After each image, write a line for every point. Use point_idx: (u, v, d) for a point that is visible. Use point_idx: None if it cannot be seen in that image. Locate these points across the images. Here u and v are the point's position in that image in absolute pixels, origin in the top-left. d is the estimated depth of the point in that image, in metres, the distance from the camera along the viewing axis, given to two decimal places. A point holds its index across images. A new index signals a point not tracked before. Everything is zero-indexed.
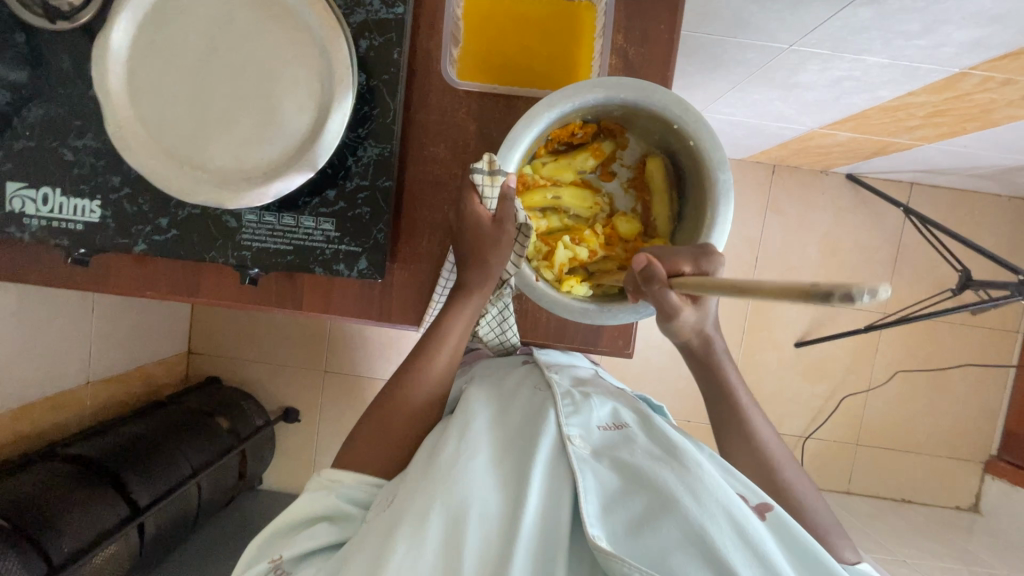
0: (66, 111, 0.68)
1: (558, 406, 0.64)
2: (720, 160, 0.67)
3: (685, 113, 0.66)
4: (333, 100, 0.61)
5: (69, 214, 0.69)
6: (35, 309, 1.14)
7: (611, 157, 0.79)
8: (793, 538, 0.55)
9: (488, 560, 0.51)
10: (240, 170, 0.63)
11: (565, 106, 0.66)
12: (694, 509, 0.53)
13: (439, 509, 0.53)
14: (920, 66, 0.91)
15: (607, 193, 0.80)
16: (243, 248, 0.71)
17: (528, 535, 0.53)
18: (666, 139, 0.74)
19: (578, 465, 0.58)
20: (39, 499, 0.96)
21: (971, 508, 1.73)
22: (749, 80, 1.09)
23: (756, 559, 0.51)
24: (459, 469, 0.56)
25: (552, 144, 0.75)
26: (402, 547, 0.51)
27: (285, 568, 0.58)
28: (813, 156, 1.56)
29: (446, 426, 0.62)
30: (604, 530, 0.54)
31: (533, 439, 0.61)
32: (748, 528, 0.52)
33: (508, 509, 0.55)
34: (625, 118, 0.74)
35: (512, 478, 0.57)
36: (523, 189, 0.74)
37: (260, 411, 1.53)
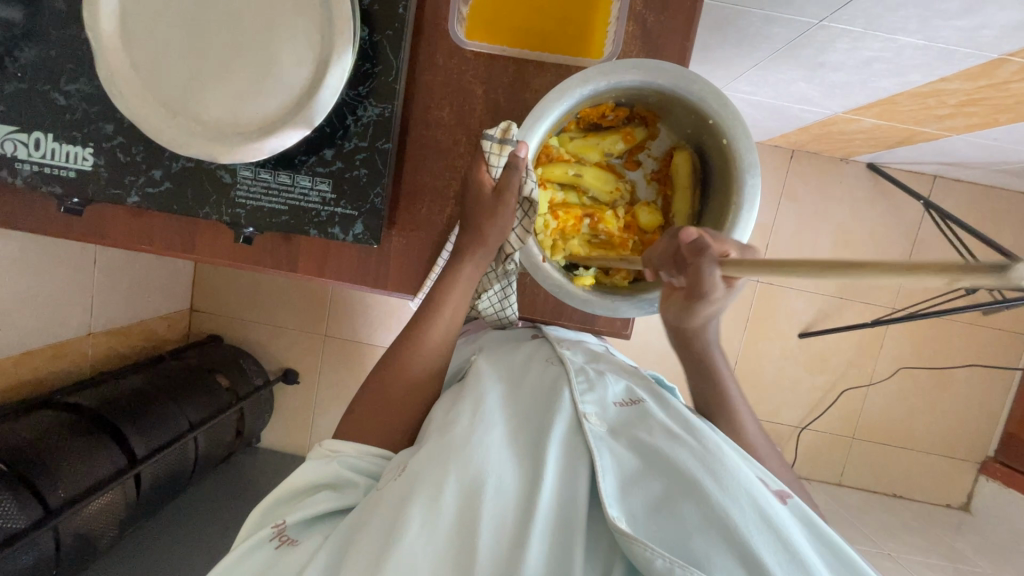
0: (59, 54, 0.65)
1: (572, 385, 0.64)
2: (751, 164, 0.64)
3: (722, 108, 0.63)
4: (332, 54, 0.59)
5: (61, 161, 0.67)
6: (35, 258, 1.13)
7: (640, 145, 0.77)
8: (812, 522, 0.55)
9: (506, 534, 0.50)
10: (235, 123, 0.61)
11: (601, 83, 0.63)
12: (716, 491, 0.52)
13: (456, 479, 0.52)
14: (956, 50, 0.86)
15: (629, 181, 0.78)
16: (237, 206, 0.69)
17: (546, 510, 0.52)
18: (698, 136, 0.71)
19: (595, 444, 0.57)
20: (38, 444, 0.98)
21: (961, 506, 1.74)
22: (773, 58, 1.04)
23: (782, 544, 0.50)
24: (474, 440, 0.56)
25: (581, 122, 0.73)
26: (418, 517, 0.50)
27: (290, 533, 0.56)
28: (833, 142, 1.51)
29: (460, 397, 0.63)
30: (622, 509, 0.53)
31: (548, 415, 0.60)
32: (770, 511, 0.52)
33: (524, 484, 0.54)
34: (660, 106, 0.71)
35: (528, 453, 0.57)
36: (545, 160, 0.72)
37: (259, 371, 1.55)
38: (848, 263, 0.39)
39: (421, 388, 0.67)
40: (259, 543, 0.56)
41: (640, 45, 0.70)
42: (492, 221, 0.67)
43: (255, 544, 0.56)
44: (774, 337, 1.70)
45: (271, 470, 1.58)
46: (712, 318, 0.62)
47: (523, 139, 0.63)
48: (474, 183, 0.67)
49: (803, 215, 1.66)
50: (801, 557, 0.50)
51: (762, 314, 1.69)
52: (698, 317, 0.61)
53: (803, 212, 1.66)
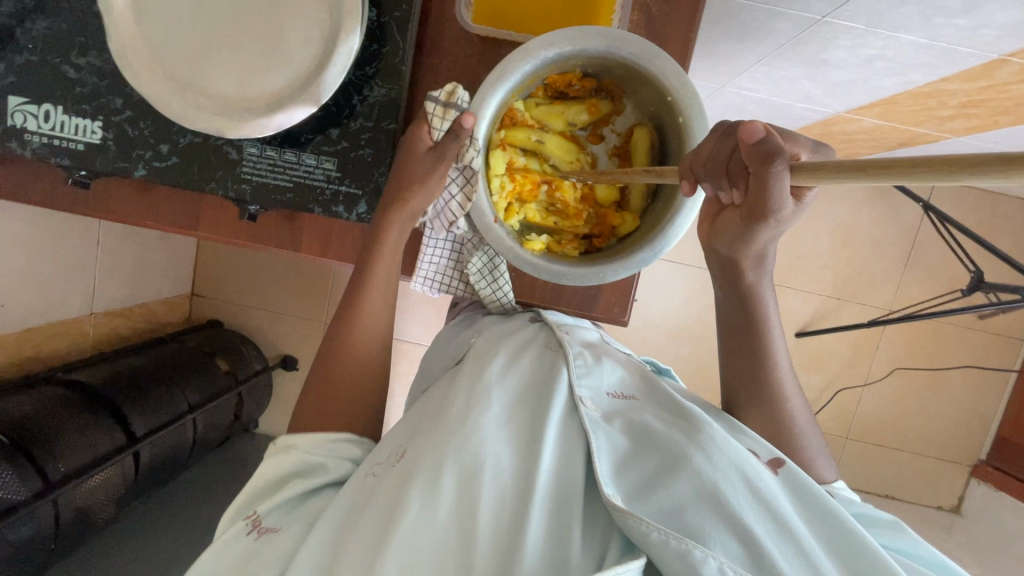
0: (69, 27, 0.66)
1: (569, 366, 0.65)
2: (703, 143, 0.64)
3: (681, 85, 0.63)
4: (340, 32, 0.59)
5: (69, 133, 0.68)
6: (39, 235, 1.14)
7: (604, 119, 0.74)
8: (808, 493, 0.55)
9: (505, 513, 0.51)
10: (243, 99, 0.62)
11: (565, 48, 0.63)
12: (705, 464, 0.53)
13: (453, 467, 0.52)
14: (957, 49, 0.87)
15: (590, 154, 0.75)
16: (243, 181, 0.70)
17: (544, 488, 0.53)
18: (661, 114, 0.69)
19: (590, 426, 0.58)
20: (38, 420, 0.99)
21: (952, 508, 1.75)
22: (777, 55, 1.05)
23: (771, 516, 0.51)
24: (471, 421, 0.56)
25: (548, 90, 0.72)
26: (416, 502, 0.50)
27: (264, 521, 0.58)
28: (835, 143, 1.52)
29: (460, 382, 0.64)
30: (617, 488, 0.54)
31: (545, 398, 0.61)
32: (760, 486, 0.53)
33: (521, 463, 0.54)
34: (627, 80, 0.69)
35: (524, 432, 0.58)
36: (509, 123, 0.70)
37: (259, 356, 1.56)
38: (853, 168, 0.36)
39: (374, 362, 0.69)
40: (236, 535, 0.57)
41: (644, 34, 0.71)
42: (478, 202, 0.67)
43: (232, 537, 0.57)
44: None
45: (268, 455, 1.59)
46: (766, 247, 0.60)
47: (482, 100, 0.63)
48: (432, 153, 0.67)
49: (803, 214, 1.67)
50: (791, 530, 0.51)
51: None
52: (756, 240, 0.58)
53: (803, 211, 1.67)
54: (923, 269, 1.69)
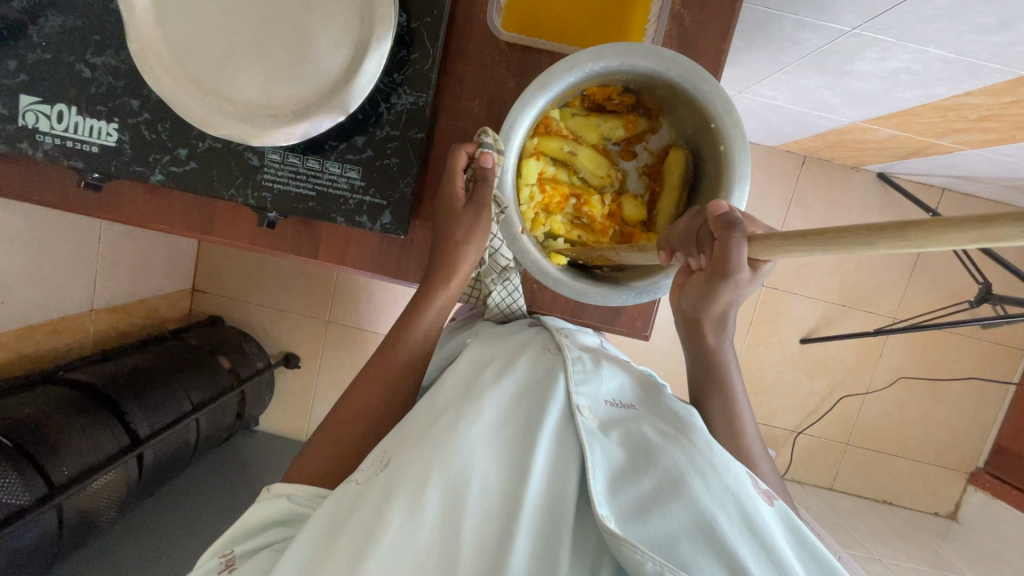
0: (85, 25, 0.64)
1: (568, 372, 0.62)
2: (740, 176, 0.62)
3: (727, 115, 0.61)
4: (371, 39, 0.58)
5: (83, 135, 0.66)
6: (41, 231, 1.11)
7: (638, 136, 0.74)
8: (796, 529, 0.54)
9: (491, 534, 0.49)
10: (267, 105, 0.60)
11: (613, 63, 0.60)
12: (702, 491, 0.51)
13: (439, 478, 0.50)
14: (985, 64, 0.86)
15: (621, 170, 0.74)
16: (263, 189, 0.68)
17: (533, 508, 0.51)
18: (697, 138, 0.68)
19: (587, 438, 0.56)
20: (41, 421, 0.96)
21: (948, 515, 1.77)
22: (799, 63, 1.04)
23: (765, 551, 0.49)
24: (463, 433, 0.53)
25: (585, 102, 0.70)
26: (399, 517, 0.48)
27: (236, 564, 0.54)
28: (847, 151, 1.51)
29: (452, 385, 0.60)
30: (610, 508, 0.51)
31: (542, 407, 0.58)
32: (756, 515, 0.51)
33: (512, 482, 0.52)
34: (667, 102, 0.68)
35: (518, 446, 0.54)
36: (543, 131, 0.68)
37: (261, 354, 1.53)
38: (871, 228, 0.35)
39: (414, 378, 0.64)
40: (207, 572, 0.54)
41: (676, 46, 0.69)
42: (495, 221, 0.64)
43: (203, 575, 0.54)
44: (776, 341, 1.71)
45: (268, 454, 1.57)
46: (726, 310, 0.61)
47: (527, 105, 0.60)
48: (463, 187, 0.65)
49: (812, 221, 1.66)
50: (784, 565, 0.49)
51: (765, 318, 1.70)
52: (717, 303, 0.59)
53: (813, 218, 1.66)
54: (929, 278, 1.69)
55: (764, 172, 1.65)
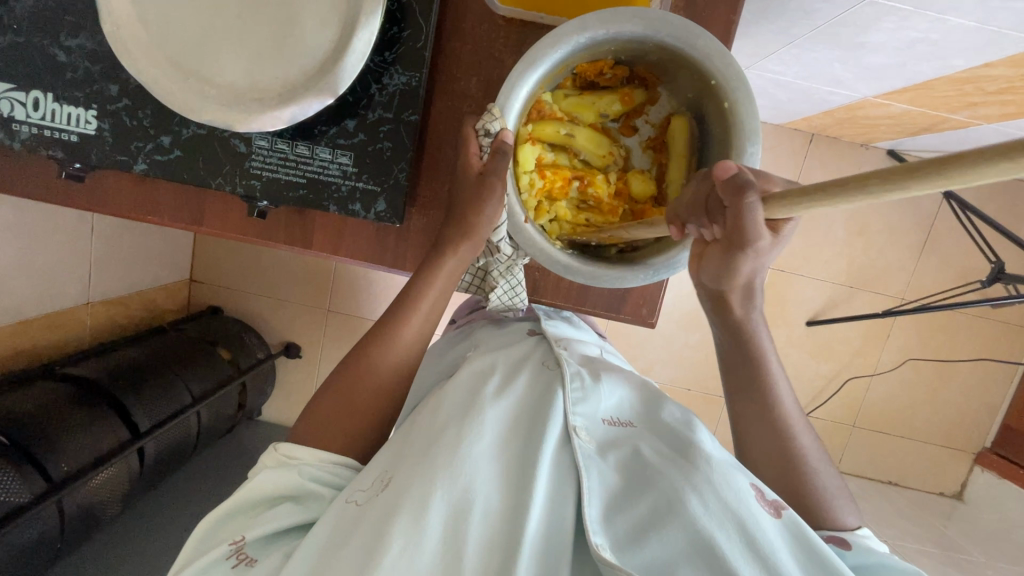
0: (58, 5, 0.60)
1: (565, 391, 0.60)
2: (751, 133, 0.59)
3: (727, 68, 0.57)
4: (359, 16, 0.54)
5: (62, 123, 0.63)
6: (30, 224, 1.09)
7: (638, 109, 0.69)
8: (814, 552, 0.48)
9: (489, 564, 0.45)
10: (252, 88, 0.56)
11: (599, 32, 0.57)
12: (703, 515, 0.48)
13: (438, 503, 0.47)
14: (1007, 34, 0.82)
15: (624, 147, 0.71)
16: (251, 177, 0.65)
17: (531, 537, 0.47)
18: (700, 101, 0.64)
19: (584, 462, 0.53)
20: (38, 418, 0.95)
21: (954, 495, 1.76)
22: (810, 36, 0.99)
23: (771, 575, 0.46)
24: (459, 458, 0.50)
25: (577, 81, 0.67)
26: (399, 543, 0.44)
27: (249, 552, 0.52)
28: (857, 127, 1.46)
29: (447, 403, 0.57)
30: (606, 536, 0.49)
31: (539, 427, 0.55)
32: (761, 537, 0.47)
33: (507, 506, 0.49)
34: (663, 67, 0.64)
35: (514, 472, 0.52)
36: (536, 116, 0.65)
37: (262, 345, 1.52)
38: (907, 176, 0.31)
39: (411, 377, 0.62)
40: (215, 560, 0.51)
41: (684, 18, 0.65)
42: (484, 207, 0.61)
43: (212, 562, 0.51)
44: (782, 323, 1.69)
45: (271, 443, 1.57)
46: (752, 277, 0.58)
47: (512, 89, 0.57)
48: (469, 175, 0.62)
49: None
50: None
51: (771, 300, 1.67)
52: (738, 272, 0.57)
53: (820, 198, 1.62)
54: (939, 257, 1.66)
55: (771, 150, 1.61)
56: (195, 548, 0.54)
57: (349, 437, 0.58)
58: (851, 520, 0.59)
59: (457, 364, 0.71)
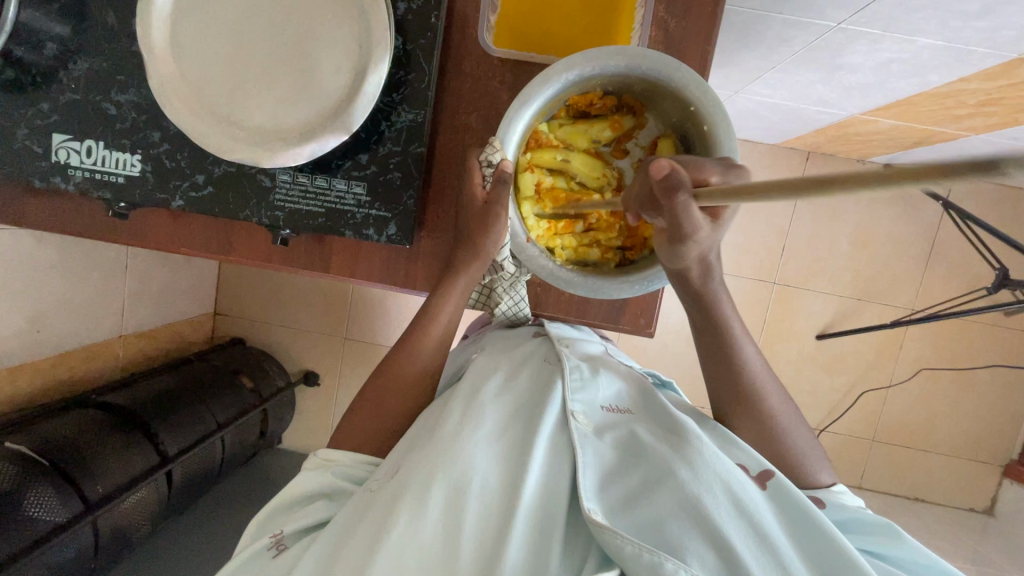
0: (111, 66, 0.69)
1: (563, 380, 0.64)
2: (730, 151, 0.64)
3: (704, 95, 0.63)
4: (370, 62, 0.62)
5: (111, 167, 0.71)
6: (73, 262, 1.18)
7: (627, 134, 0.75)
8: (794, 509, 0.54)
9: (487, 531, 0.50)
10: (277, 129, 0.64)
11: (585, 70, 0.63)
12: (691, 480, 0.52)
13: (441, 479, 0.52)
14: (975, 50, 0.87)
15: (617, 168, 0.76)
16: (276, 209, 0.72)
17: (527, 505, 0.52)
18: (684, 125, 0.69)
19: (579, 439, 0.57)
20: (76, 441, 1.01)
21: (985, 510, 1.71)
22: (791, 61, 1.05)
23: (753, 529, 0.50)
24: (462, 441, 0.55)
25: (570, 111, 0.73)
26: (404, 517, 0.50)
27: (286, 542, 0.57)
28: (851, 144, 1.51)
29: (454, 396, 0.62)
30: (600, 502, 0.53)
31: (537, 413, 0.60)
32: (745, 499, 0.52)
33: (507, 481, 0.54)
34: (647, 95, 0.70)
35: (514, 451, 0.56)
36: (534, 145, 0.71)
37: (282, 372, 1.57)
38: (813, 184, 0.34)
39: (422, 387, 0.66)
40: (258, 551, 0.56)
41: (662, 50, 0.71)
42: (489, 232, 0.67)
43: (255, 553, 0.57)
44: (791, 338, 1.70)
45: (291, 470, 1.61)
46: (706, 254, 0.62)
47: (510, 123, 0.63)
48: (473, 200, 0.67)
49: (820, 216, 1.66)
50: (773, 546, 0.50)
51: (779, 315, 1.69)
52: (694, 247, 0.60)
53: (820, 213, 1.66)
54: (945, 266, 1.66)
55: (769, 169, 1.66)
56: (242, 545, 0.60)
57: (365, 443, 0.63)
58: (828, 478, 0.65)
59: (463, 366, 0.75)
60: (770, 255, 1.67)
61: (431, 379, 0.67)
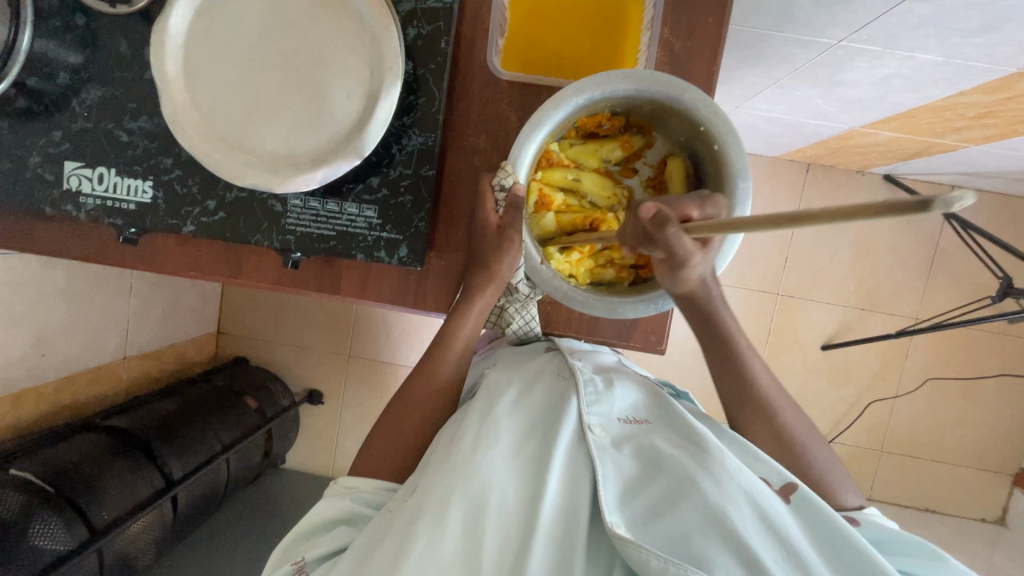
0: (123, 94, 0.70)
1: (579, 394, 0.63)
2: (742, 169, 0.64)
3: (713, 115, 0.63)
4: (382, 88, 0.62)
5: (122, 194, 0.71)
6: (78, 284, 1.17)
7: (636, 153, 0.76)
8: (818, 517, 0.53)
9: (509, 548, 0.50)
10: (289, 155, 0.64)
11: (595, 93, 0.64)
12: (714, 491, 0.52)
13: (460, 497, 0.51)
14: (974, 65, 0.88)
15: (627, 187, 0.77)
16: (288, 232, 0.72)
17: (548, 520, 0.52)
18: (692, 144, 0.70)
19: (598, 453, 0.57)
20: (81, 467, 1.00)
21: (997, 521, 1.69)
22: (792, 76, 1.07)
23: (779, 539, 0.50)
24: (480, 459, 0.54)
25: (579, 132, 0.74)
26: (422, 540, 0.49)
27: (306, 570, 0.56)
28: (850, 156, 1.52)
29: (469, 412, 0.61)
30: (622, 516, 0.53)
31: (554, 427, 0.59)
32: (769, 509, 0.51)
33: (527, 498, 0.53)
34: (655, 116, 0.71)
35: (532, 466, 0.56)
36: (545, 164, 0.72)
37: (286, 392, 1.56)
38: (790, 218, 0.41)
39: (434, 410, 0.66)
40: None
41: (668, 71, 0.72)
42: (504, 256, 0.68)
43: None
44: (796, 349, 1.70)
45: (296, 491, 1.59)
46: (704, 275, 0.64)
47: (522, 146, 0.64)
48: (486, 225, 0.68)
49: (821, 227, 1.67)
50: (801, 554, 0.49)
51: (784, 327, 1.69)
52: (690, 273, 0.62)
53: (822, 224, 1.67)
54: (948, 275, 1.67)
55: (770, 181, 1.67)
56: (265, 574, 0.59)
57: (379, 468, 0.63)
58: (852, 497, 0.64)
59: (476, 383, 0.74)
60: (774, 266, 1.67)
61: (444, 402, 0.67)
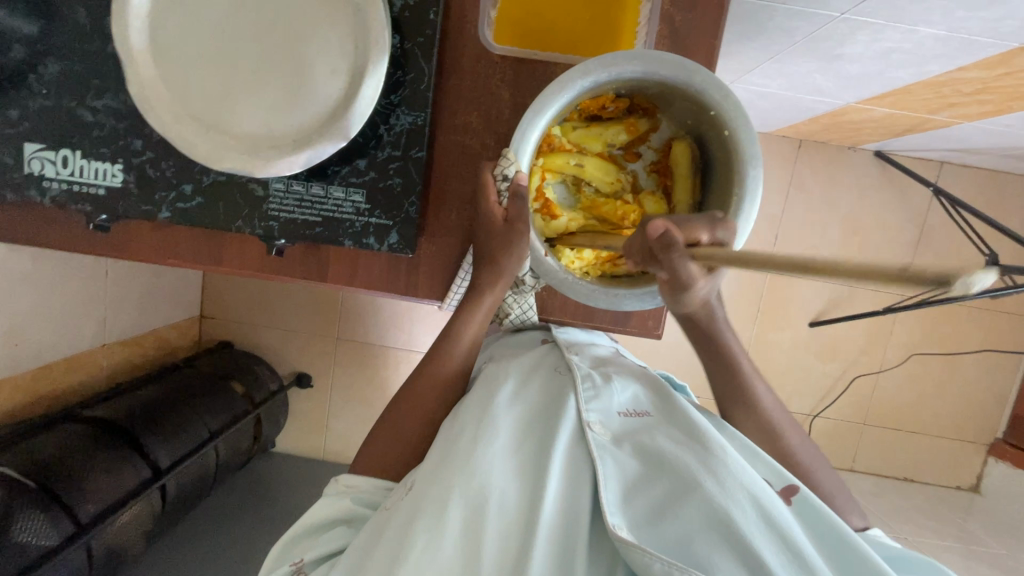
0: (84, 70, 0.65)
1: (577, 392, 0.62)
2: (752, 156, 0.62)
3: (724, 100, 0.61)
4: (368, 63, 0.58)
5: (90, 178, 0.67)
6: (49, 271, 1.12)
7: (641, 137, 0.73)
8: (819, 518, 0.54)
9: (509, 550, 0.49)
10: (270, 137, 0.60)
11: (602, 75, 0.61)
12: (716, 491, 0.52)
13: (459, 497, 0.50)
14: (977, 40, 0.86)
15: (630, 172, 0.74)
16: (270, 218, 0.68)
17: (549, 521, 0.51)
18: (699, 126, 0.68)
19: (597, 451, 0.57)
20: (62, 460, 0.96)
21: (971, 488, 1.75)
22: (790, 50, 1.04)
23: (785, 544, 0.49)
24: (479, 456, 0.53)
25: (582, 114, 0.71)
26: (422, 538, 0.48)
27: (305, 570, 0.55)
28: (842, 132, 1.51)
29: (466, 406, 0.60)
30: (624, 517, 0.52)
31: (553, 426, 0.58)
32: (773, 509, 0.51)
33: (526, 497, 0.52)
34: (661, 97, 0.68)
35: (531, 466, 0.55)
36: (547, 149, 0.69)
37: (273, 376, 1.53)
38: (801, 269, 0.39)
39: (428, 402, 0.64)
40: None
41: (668, 46, 0.69)
42: (510, 249, 0.64)
43: None
44: (785, 326, 1.71)
45: (288, 474, 1.58)
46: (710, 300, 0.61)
47: (523, 133, 0.61)
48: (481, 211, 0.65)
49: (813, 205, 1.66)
50: (802, 553, 0.49)
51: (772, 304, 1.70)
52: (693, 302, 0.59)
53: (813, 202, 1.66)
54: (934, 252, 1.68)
55: None
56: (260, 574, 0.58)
57: (376, 463, 0.61)
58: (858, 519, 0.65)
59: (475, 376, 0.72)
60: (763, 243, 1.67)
61: (438, 394, 0.65)
